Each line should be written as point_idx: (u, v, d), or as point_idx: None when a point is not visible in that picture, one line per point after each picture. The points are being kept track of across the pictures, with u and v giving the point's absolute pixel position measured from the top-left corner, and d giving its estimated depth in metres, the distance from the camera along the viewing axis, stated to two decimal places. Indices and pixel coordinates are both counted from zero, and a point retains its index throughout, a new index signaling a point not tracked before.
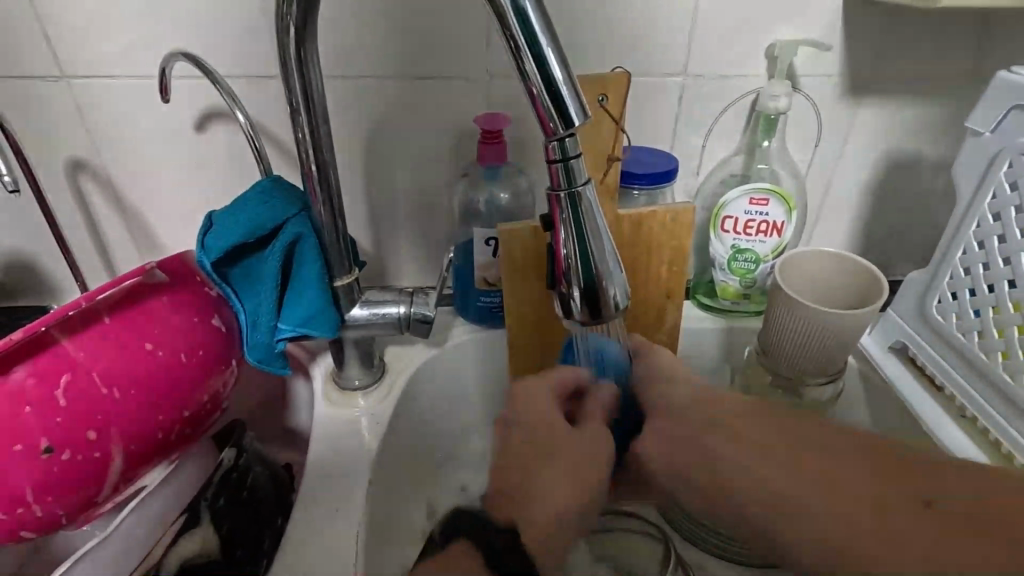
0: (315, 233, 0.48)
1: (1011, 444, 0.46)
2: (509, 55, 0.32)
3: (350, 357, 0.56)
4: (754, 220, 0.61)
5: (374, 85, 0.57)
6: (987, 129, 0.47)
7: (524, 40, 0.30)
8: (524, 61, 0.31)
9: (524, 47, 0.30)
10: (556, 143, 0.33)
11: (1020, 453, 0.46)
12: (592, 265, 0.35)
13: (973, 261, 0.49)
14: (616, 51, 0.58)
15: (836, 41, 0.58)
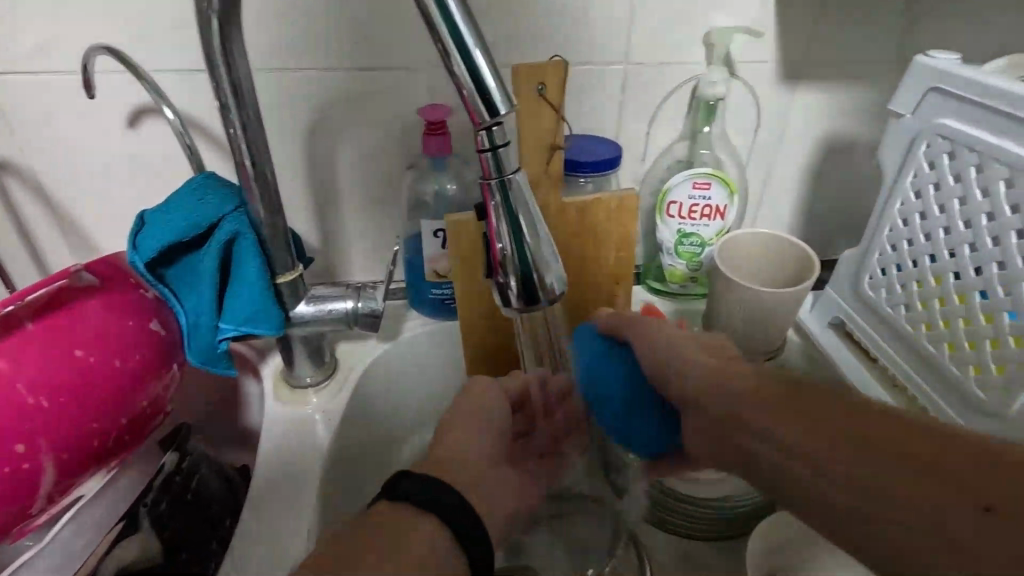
0: (253, 229, 0.47)
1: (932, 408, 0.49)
2: (438, 54, 0.32)
3: (300, 355, 0.55)
4: (697, 204, 0.62)
5: (313, 77, 0.56)
6: (907, 111, 0.49)
7: (450, 36, 0.30)
8: (450, 56, 0.31)
9: (450, 43, 0.30)
10: (484, 132, 0.33)
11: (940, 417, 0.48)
12: (528, 253, 0.36)
13: (899, 238, 0.51)
14: (557, 41, 0.58)
15: (769, 28, 0.59)
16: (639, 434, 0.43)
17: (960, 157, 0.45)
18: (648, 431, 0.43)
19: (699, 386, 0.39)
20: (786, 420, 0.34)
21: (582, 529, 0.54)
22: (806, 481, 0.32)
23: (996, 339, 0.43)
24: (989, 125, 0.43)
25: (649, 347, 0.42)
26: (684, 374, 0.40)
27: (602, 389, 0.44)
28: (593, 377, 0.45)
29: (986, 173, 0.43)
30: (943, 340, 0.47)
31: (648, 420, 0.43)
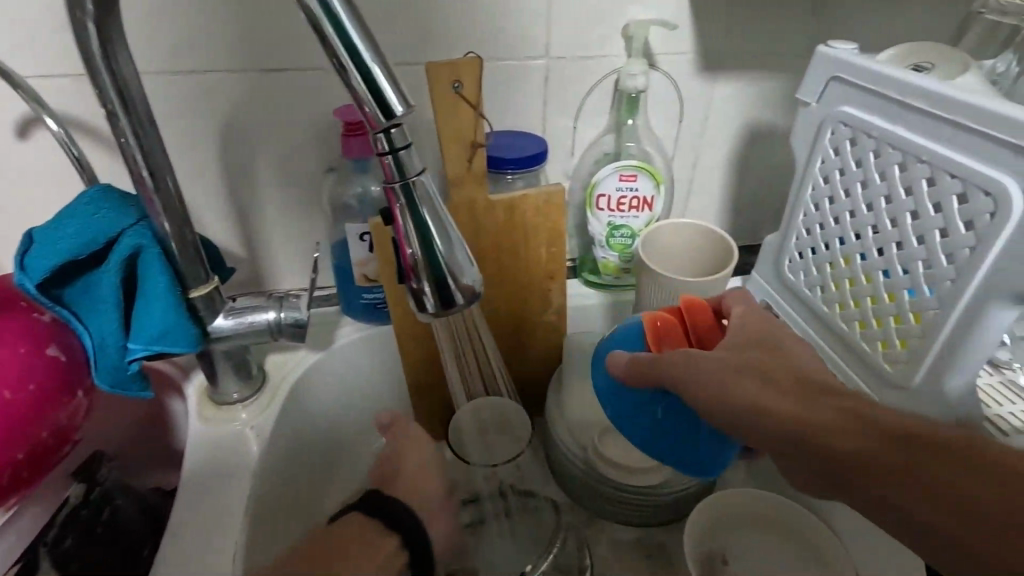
0: (158, 243, 0.44)
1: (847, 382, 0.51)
2: (327, 57, 0.31)
3: (223, 370, 0.53)
4: (625, 196, 0.63)
5: (222, 79, 0.53)
6: (813, 99, 0.51)
7: (337, 38, 0.29)
8: (338, 58, 0.30)
9: (337, 45, 0.29)
10: (381, 135, 0.32)
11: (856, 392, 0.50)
12: (438, 257, 0.35)
13: (813, 222, 0.53)
14: (477, 37, 0.58)
15: (685, 21, 0.60)
16: (682, 454, 0.43)
17: (861, 143, 0.47)
18: (693, 451, 0.43)
19: (747, 397, 0.36)
20: (868, 430, 0.32)
21: (525, 525, 0.54)
22: (894, 487, 0.31)
23: (898, 315, 0.45)
24: (884, 112, 0.44)
25: (680, 358, 0.39)
26: (734, 381, 0.37)
27: (630, 420, 0.44)
28: (614, 407, 0.45)
29: (882, 157, 0.45)
30: (854, 318, 0.49)
31: (696, 441, 0.42)
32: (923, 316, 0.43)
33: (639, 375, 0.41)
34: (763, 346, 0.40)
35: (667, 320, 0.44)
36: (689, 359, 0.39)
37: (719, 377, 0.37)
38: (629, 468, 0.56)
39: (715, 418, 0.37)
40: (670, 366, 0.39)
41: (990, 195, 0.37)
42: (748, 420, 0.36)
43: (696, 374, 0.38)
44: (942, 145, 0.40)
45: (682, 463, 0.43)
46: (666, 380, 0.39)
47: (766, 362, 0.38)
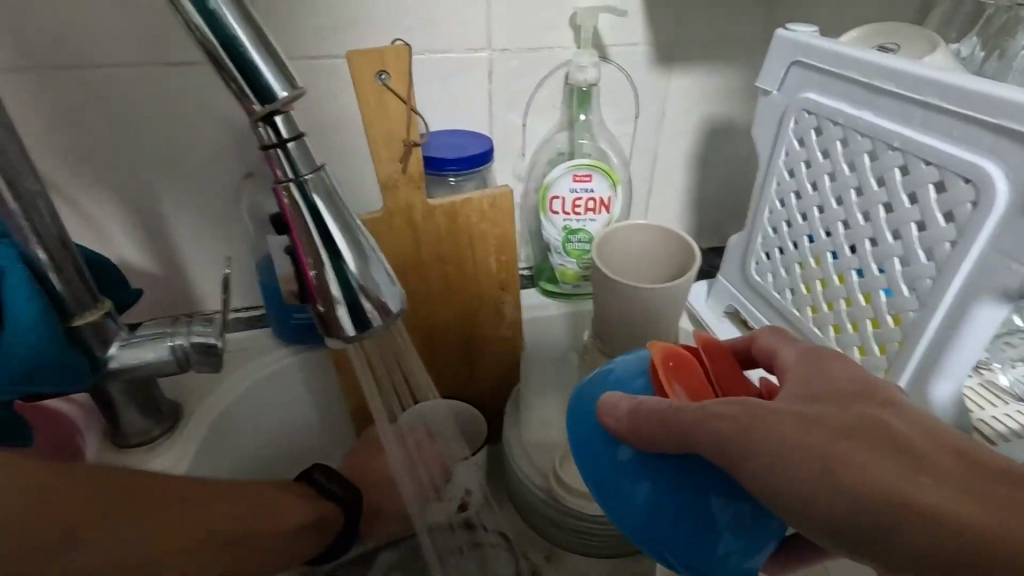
0: (26, 264, 0.38)
1: None
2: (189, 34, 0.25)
3: (126, 409, 0.46)
4: (580, 198, 0.58)
5: (114, 75, 0.47)
6: (774, 87, 0.47)
7: (196, 11, 0.24)
8: (203, 36, 0.25)
9: (197, 19, 0.24)
10: (263, 124, 0.27)
11: None
12: (346, 273, 0.30)
13: (779, 220, 0.49)
14: (410, 27, 0.52)
15: (636, 9, 0.56)
16: (689, 554, 0.29)
17: (827, 132, 0.43)
18: (705, 553, 0.29)
19: (874, 477, 0.23)
20: None
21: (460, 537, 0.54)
22: None
23: (875, 318, 0.41)
24: (849, 97, 0.41)
25: (730, 412, 0.27)
26: (845, 453, 0.24)
27: (613, 488, 0.31)
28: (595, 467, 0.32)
29: (851, 145, 0.41)
30: (826, 323, 0.45)
31: (709, 538, 0.29)
32: (902, 317, 0.39)
33: (660, 433, 0.29)
34: (888, 403, 0.26)
35: (682, 358, 0.32)
36: (761, 421, 0.26)
37: (806, 447, 0.25)
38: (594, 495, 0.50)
39: (801, 507, 0.25)
40: (711, 430, 0.27)
41: (971, 181, 0.33)
42: (862, 506, 0.23)
43: (765, 439, 0.25)
44: (915, 129, 0.36)
45: (687, 566, 0.30)
46: (710, 449, 0.27)
47: (905, 432, 0.25)
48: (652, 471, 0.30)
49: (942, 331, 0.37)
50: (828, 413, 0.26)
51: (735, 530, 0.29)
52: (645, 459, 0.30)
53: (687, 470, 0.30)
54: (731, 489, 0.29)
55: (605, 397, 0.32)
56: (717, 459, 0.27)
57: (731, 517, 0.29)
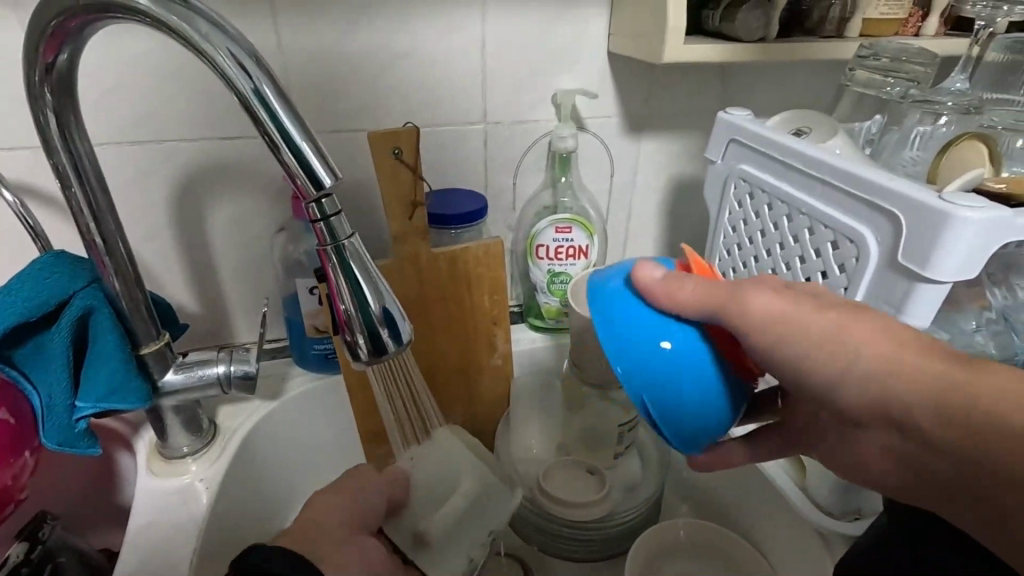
0: (109, 304, 0.47)
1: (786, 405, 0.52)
2: (265, 143, 0.35)
3: (173, 425, 0.54)
4: (562, 246, 0.68)
5: (177, 147, 0.57)
6: (717, 158, 0.57)
7: (276, 130, 0.34)
8: (279, 148, 0.34)
9: (276, 136, 0.34)
10: (313, 204, 0.36)
11: None
12: (370, 311, 0.38)
13: (727, 266, 0.59)
14: (417, 106, 0.63)
15: (607, 88, 0.67)
16: (670, 414, 0.35)
17: (758, 197, 0.53)
18: (682, 414, 0.35)
19: (871, 358, 0.32)
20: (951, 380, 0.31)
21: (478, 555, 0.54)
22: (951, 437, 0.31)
23: None
24: (771, 170, 0.51)
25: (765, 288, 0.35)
26: (842, 330, 0.33)
27: (623, 347, 0.35)
28: (613, 325, 0.36)
29: (775, 209, 0.51)
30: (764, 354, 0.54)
31: (688, 403, 0.35)
32: None
33: (697, 297, 0.35)
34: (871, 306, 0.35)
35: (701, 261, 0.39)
36: (788, 311, 0.34)
37: (821, 333, 0.33)
38: (572, 503, 0.59)
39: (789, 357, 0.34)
40: (747, 306, 0.34)
41: (854, 241, 0.43)
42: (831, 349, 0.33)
43: (775, 310, 0.34)
44: (817, 199, 0.46)
45: (664, 424, 0.35)
46: (738, 309, 0.34)
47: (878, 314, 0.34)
48: (662, 338, 0.35)
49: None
50: (842, 309, 0.34)
51: (708, 401, 0.35)
52: (660, 327, 0.35)
53: (697, 335, 0.36)
54: (710, 371, 0.35)
55: (642, 270, 0.36)
56: (743, 325, 0.34)
57: (708, 390, 0.35)
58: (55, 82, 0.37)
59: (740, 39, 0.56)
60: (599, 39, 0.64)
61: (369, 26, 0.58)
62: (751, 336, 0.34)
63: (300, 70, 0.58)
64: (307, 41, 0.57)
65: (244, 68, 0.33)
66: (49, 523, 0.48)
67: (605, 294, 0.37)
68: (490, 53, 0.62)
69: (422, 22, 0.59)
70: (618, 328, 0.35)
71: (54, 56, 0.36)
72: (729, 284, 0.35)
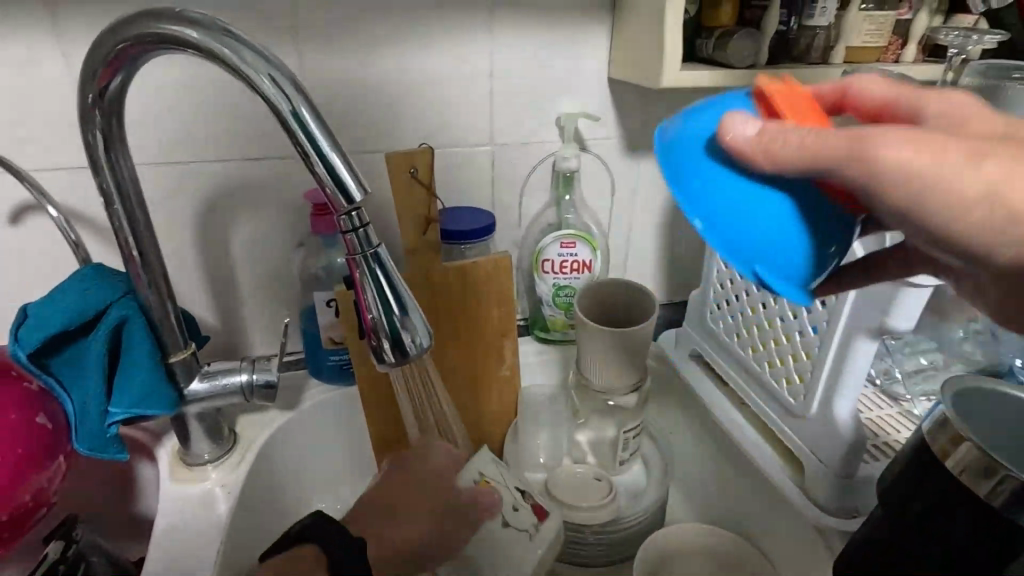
0: (142, 314, 0.49)
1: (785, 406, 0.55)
2: (301, 160, 0.38)
3: (197, 433, 0.56)
4: (566, 261, 0.71)
5: (204, 167, 0.61)
6: None
7: (312, 149, 0.37)
8: (315, 165, 0.37)
9: (312, 154, 0.37)
10: (345, 216, 0.38)
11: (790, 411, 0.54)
12: (394, 316, 0.41)
13: (724, 277, 0.62)
14: (429, 129, 0.67)
15: (608, 112, 0.71)
16: (773, 269, 0.32)
17: None
18: (788, 266, 0.32)
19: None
20: None
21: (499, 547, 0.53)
22: None
23: (795, 353, 0.53)
24: None
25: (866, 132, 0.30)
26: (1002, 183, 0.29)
27: (706, 201, 0.31)
28: (697, 185, 0.32)
29: None
30: (764, 359, 0.57)
31: (789, 258, 0.32)
32: (812, 352, 0.51)
33: (797, 148, 0.30)
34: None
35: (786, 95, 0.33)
36: (940, 164, 0.29)
37: (974, 190, 0.30)
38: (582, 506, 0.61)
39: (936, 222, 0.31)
40: (870, 154, 0.29)
41: None
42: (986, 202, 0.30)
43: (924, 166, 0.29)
44: None
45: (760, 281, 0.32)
46: (834, 163, 0.30)
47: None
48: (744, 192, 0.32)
49: (835, 359, 0.48)
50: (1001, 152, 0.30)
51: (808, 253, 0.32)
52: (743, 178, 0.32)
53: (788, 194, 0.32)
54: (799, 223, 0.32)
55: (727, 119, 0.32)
56: (841, 171, 0.30)
57: (805, 242, 0.32)
58: (107, 106, 0.41)
59: (733, 66, 0.60)
60: (600, 66, 0.68)
61: (386, 55, 0.62)
62: (883, 202, 0.31)
63: (320, 94, 0.62)
64: (328, 68, 0.61)
65: (284, 92, 0.36)
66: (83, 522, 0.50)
67: (678, 157, 0.33)
68: (498, 79, 0.66)
69: (435, 51, 0.63)
70: (692, 182, 0.32)
71: (107, 81, 0.39)
72: (843, 134, 0.30)
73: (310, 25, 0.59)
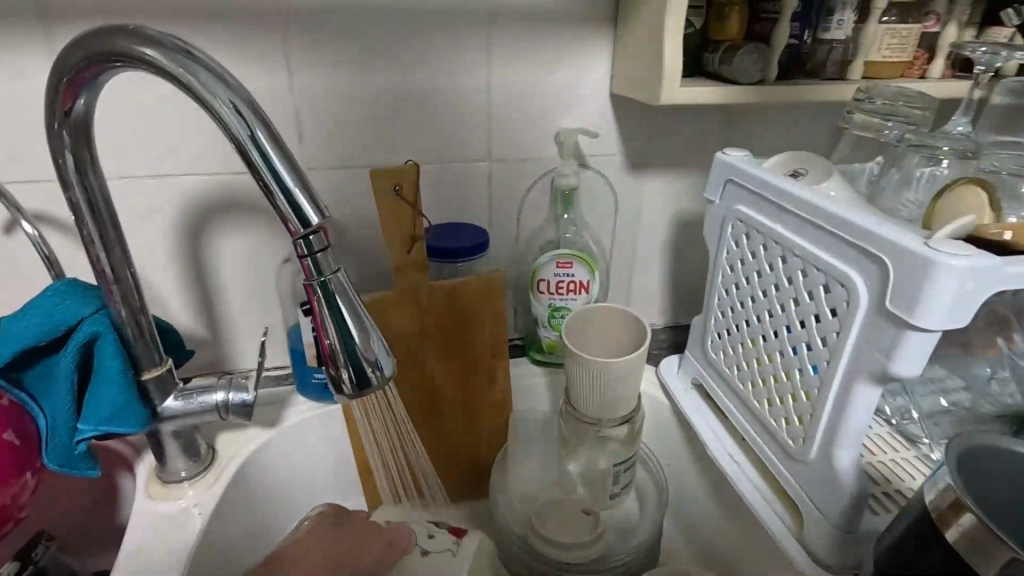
0: (114, 330, 0.48)
1: (784, 449, 0.51)
2: (257, 183, 0.36)
3: (172, 449, 0.56)
4: (563, 281, 0.68)
5: (192, 180, 0.60)
6: (715, 197, 0.58)
7: (267, 171, 0.35)
8: (270, 188, 0.36)
9: (267, 177, 0.35)
10: (301, 240, 0.37)
11: (789, 455, 0.50)
12: (354, 345, 0.39)
13: (724, 305, 0.58)
14: (423, 144, 0.65)
15: (610, 128, 0.68)
16: None
17: (754, 238, 0.53)
18: None
19: None
20: None
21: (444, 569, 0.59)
22: None
23: (795, 394, 0.49)
24: (766, 212, 0.51)
25: None
26: None
27: None
28: None
29: (770, 250, 0.50)
30: (764, 396, 0.53)
31: None
32: (811, 394, 0.47)
33: None
34: None
35: None
36: None
37: None
38: (569, 545, 0.58)
39: None
40: None
41: (844, 285, 0.42)
42: None
43: None
44: (810, 243, 0.46)
45: None
46: None
47: None
48: None
49: (835, 403, 0.44)
50: None
51: None
52: None
53: None
54: None
55: None
56: None
57: None
58: (73, 125, 0.40)
59: (738, 82, 0.57)
60: (601, 80, 0.66)
61: (378, 68, 0.61)
62: None
63: (310, 108, 0.61)
64: (318, 81, 0.60)
65: (240, 112, 0.35)
66: (44, 544, 0.49)
67: None
68: (494, 94, 0.64)
69: (428, 64, 0.62)
70: None
71: (71, 102, 0.39)
72: None
73: (301, 38, 0.58)
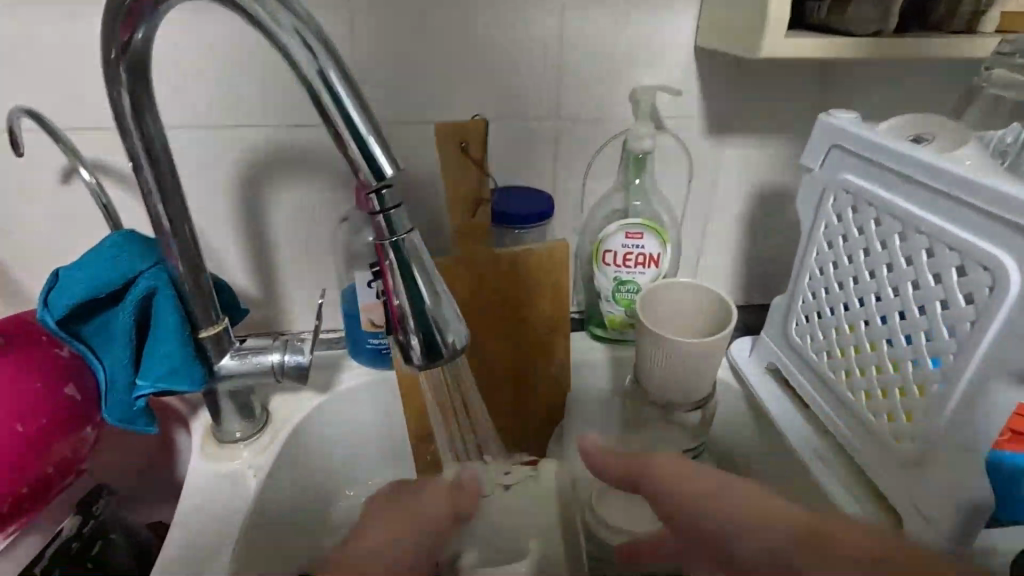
0: (171, 285, 0.46)
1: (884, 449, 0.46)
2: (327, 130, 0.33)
3: (227, 409, 0.54)
4: (631, 252, 0.63)
5: (247, 133, 0.57)
6: (815, 165, 0.51)
7: (340, 117, 0.32)
8: (343, 135, 0.32)
9: (340, 123, 0.32)
10: (373, 195, 0.34)
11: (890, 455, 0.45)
12: (425, 311, 0.36)
13: (818, 286, 0.52)
14: (488, 98, 0.60)
15: (693, 85, 0.62)
16: None
17: (862, 211, 0.47)
18: None
19: None
20: None
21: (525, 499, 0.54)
22: None
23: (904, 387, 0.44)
24: (881, 181, 0.45)
25: None
26: None
27: None
28: None
29: (883, 225, 0.44)
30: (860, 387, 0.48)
31: None
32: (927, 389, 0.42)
33: None
34: None
35: None
36: None
37: None
38: None
39: None
40: None
41: (987, 267, 0.36)
42: None
43: None
44: (940, 218, 0.40)
45: None
46: None
47: None
48: None
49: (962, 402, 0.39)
50: None
51: None
52: None
53: None
54: None
55: None
56: None
57: None
58: (130, 60, 0.37)
59: (851, 33, 0.50)
60: (686, 31, 0.59)
61: (443, 14, 0.56)
62: None
63: (370, 56, 0.57)
64: (379, 27, 0.56)
65: (312, 50, 0.31)
66: (103, 500, 0.55)
67: None
68: (567, 43, 0.59)
69: (498, 9, 0.56)
70: None
71: (129, 33, 0.36)
72: None
73: None
